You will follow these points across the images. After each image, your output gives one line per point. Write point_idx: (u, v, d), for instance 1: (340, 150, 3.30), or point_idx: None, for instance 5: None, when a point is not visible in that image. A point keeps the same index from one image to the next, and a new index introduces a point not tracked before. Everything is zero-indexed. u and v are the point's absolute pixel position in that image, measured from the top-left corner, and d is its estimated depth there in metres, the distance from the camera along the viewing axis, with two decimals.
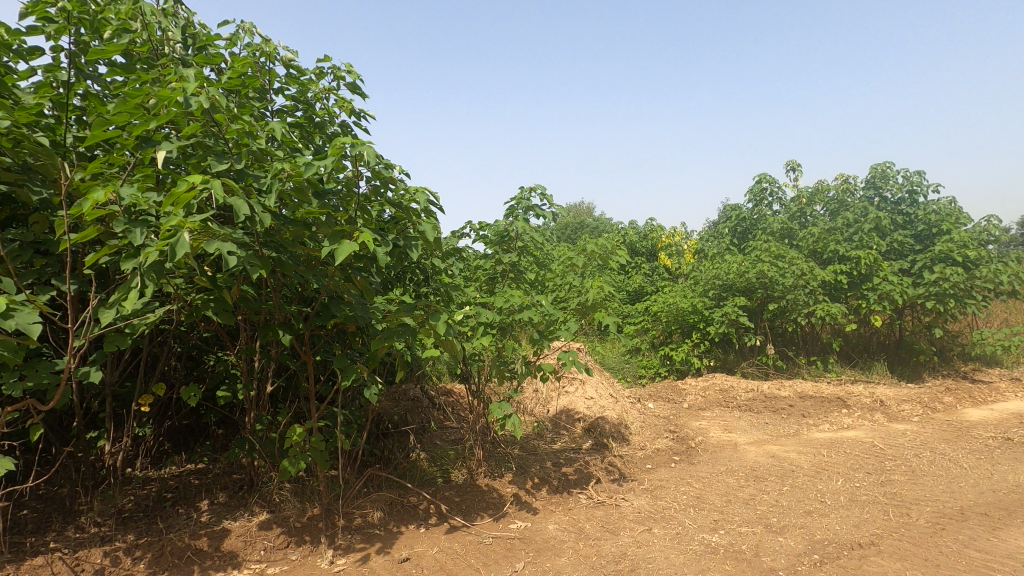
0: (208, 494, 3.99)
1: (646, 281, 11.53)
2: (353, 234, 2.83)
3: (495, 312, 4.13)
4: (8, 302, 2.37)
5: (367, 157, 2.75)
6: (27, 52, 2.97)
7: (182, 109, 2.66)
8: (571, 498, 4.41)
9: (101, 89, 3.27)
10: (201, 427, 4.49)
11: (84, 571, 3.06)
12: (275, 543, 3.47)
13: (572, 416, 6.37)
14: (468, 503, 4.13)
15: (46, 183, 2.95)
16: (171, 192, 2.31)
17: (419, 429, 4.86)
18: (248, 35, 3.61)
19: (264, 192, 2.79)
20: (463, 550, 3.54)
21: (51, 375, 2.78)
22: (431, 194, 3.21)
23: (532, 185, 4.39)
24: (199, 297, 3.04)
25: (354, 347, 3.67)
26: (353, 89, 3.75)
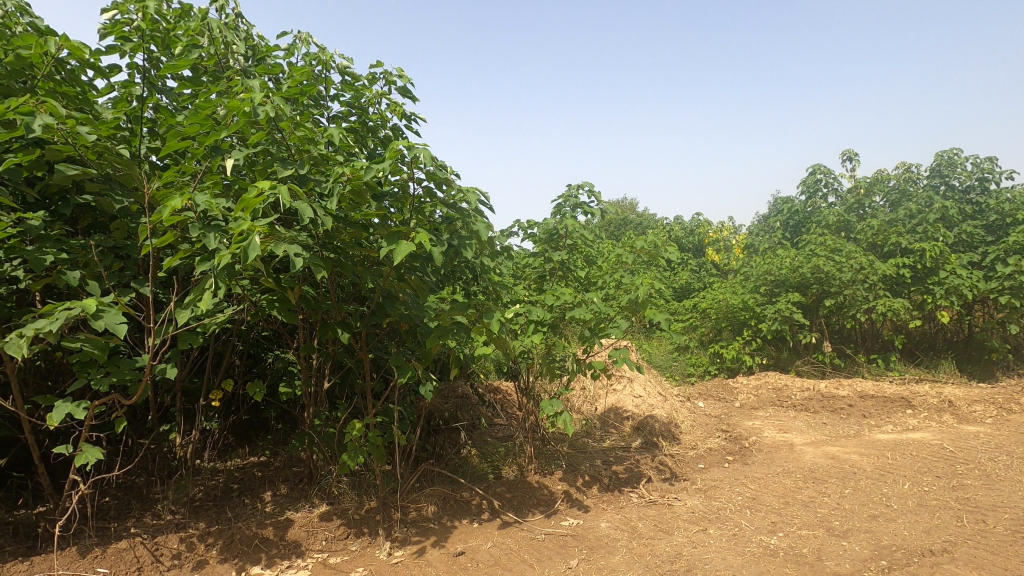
0: (271, 485, 4.18)
1: (693, 278, 11.29)
2: (409, 235, 2.90)
3: (545, 310, 4.15)
4: (97, 304, 2.56)
5: (422, 159, 2.81)
6: (106, 71, 3.18)
7: (249, 118, 2.79)
8: (622, 497, 4.39)
9: (171, 102, 3.46)
10: (262, 421, 4.70)
11: (163, 555, 3.26)
12: (335, 534, 3.60)
13: (620, 414, 6.32)
14: (520, 499, 4.18)
15: (125, 192, 3.16)
16: (241, 198, 2.42)
17: (469, 426, 4.94)
18: (305, 45, 3.72)
19: (324, 195, 2.89)
20: (516, 545, 3.58)
21: (132, 371, 2.97)
22: (482, 194, 3.24)
23: (580, 182, 4.39)
24: (264, 297, 3.18)
25: (408, 345, 3.76)
26: (404, 93, 3.82)
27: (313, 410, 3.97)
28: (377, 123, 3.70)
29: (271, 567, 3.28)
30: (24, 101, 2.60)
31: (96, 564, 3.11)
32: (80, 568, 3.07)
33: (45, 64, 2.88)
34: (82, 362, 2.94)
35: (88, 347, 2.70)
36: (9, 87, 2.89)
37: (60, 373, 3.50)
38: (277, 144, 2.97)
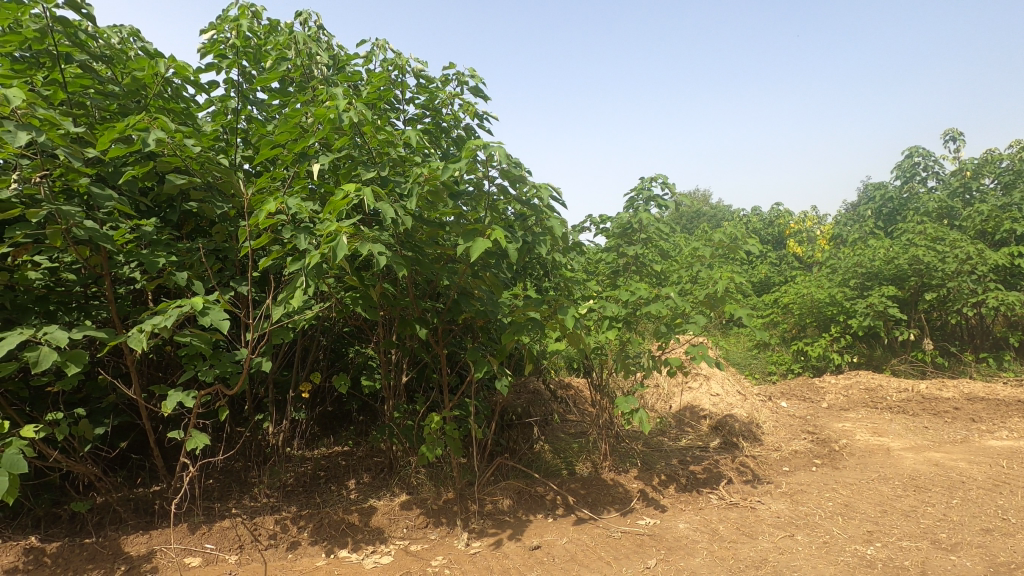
0: (354, 474, 4.38)
1: (774, 271, 10.72)
2: (484, 232, 2.94)
3: (620, 305, 4.08)
4: (203, 302, 2.77)
5: (497, 158, 2.84)
6: (206, 87, 3.44)
7: (333, 125, 2.93)
8: (701, 498, 4.26)
9: (262, 113, 3.70)
10: (344, 413, 4.94)
11: (260, 535, 3.51)
12: (415, 522, 3.74)
13: (697, 413, 6.13)
14: (595, 496, 4.16)
15: (224, 199, 3.41)
16: (329, 200, 2.54)
17: (542, 421, 4.97)
18: (382, 51, 3.85)
19: (404, 196, 2.99)
20: (592, 542, 3.57)
21: (232, 364, 3.20)
22: (554, 189, 3.24)
23: (653, 174, 4.27)
24: (348, 294, 3.33)
25: (483, 341, 3.82)
26: (476, 93, 3.87)
27: (393, 403, 4.13)
28: (450, 124, 3.78)
29: (357, 551, 3.45)
30: (140, 118, 2.87)
31: (203, 540, 3.40)
32: (191, 543, 3.37)
33: (156, 84, 3.18)
34: (189, 355, 3.21)
35: (195, 342, 2.94)
36: (126, 107, 3.20)
37: (169, 365, 3.82)
38: (359, 148, 3.12)
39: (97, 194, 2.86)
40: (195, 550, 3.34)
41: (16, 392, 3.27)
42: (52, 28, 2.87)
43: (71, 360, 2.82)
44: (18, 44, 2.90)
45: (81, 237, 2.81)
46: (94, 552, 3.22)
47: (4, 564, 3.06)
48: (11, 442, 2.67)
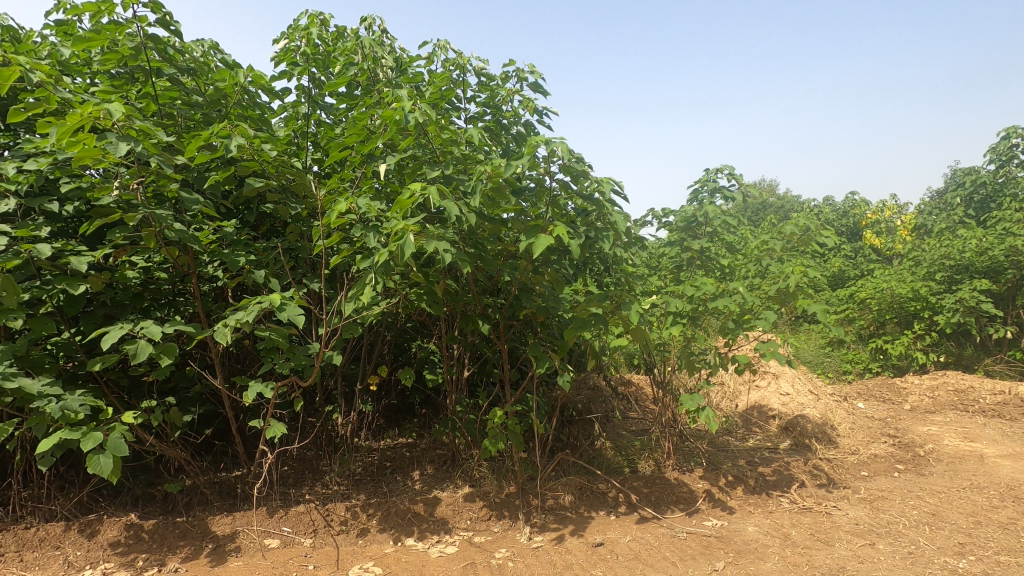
0: (419, 465, 4.49)
1: (849, 264, 10.12)
2: (546, 228, 2.96)
3: (684, 301, 3.98)
4: (281, 298, 2.93)
5: (560, 153, 2.84)
6: (279, 94, 3.62)
7: (399, 126, 3.01)
8: (771, 501, 4.10)
9: (330, 116, 3.85)
10: (408, 405, 5.07)
11: (333, 520, 3.67)
12: (479, 515, 3.80)
13: (765, 413, 5.90)
14: (658, 495, 4.09)
15: (297, 201, 3.58)
16: (396, 200, 2.63)
17: (603, 418, 4.93)
18: (443, 52, 3.91)
19: (467, 193, 3.04)
20: (656, 541, 3.52)
21: (305, 357, 3.36)
22: (615, 182, 3.21)
23: (718, 165, 4.13)
24: (413, 291, 3.42)
25: (543, 337, 3.83)
26: (536, 89, 3.87)
27: (455, 397, 4.22)
28: (511, 120, 3.79)
29: (423, 540, 3.56)
30: (223, 126, 3.05)
31: (281, 523, 3.60)
32: (270, 526, 3.58)
33: (235, 93, 3.37)
34: (267, 349, 3.40)
35: (274, 336, 3.12)
36: (209, 115, 3.41)
37: (248, 357, 4.06)
38: (423, 148, 3.19)
39: (186, 198, 3.07)
40: (274, 532, 3.54)
41: (116, 381, 3.56)
42: (145, 45, 3.11)
43: (165, 353, 3.07)
44: (116, 61, 3.15)
45: (171, 238, 3.03)
46: (185, 530, 3.47)
47: (109, 538, 3.35)
48: (114, 427, 2.92)
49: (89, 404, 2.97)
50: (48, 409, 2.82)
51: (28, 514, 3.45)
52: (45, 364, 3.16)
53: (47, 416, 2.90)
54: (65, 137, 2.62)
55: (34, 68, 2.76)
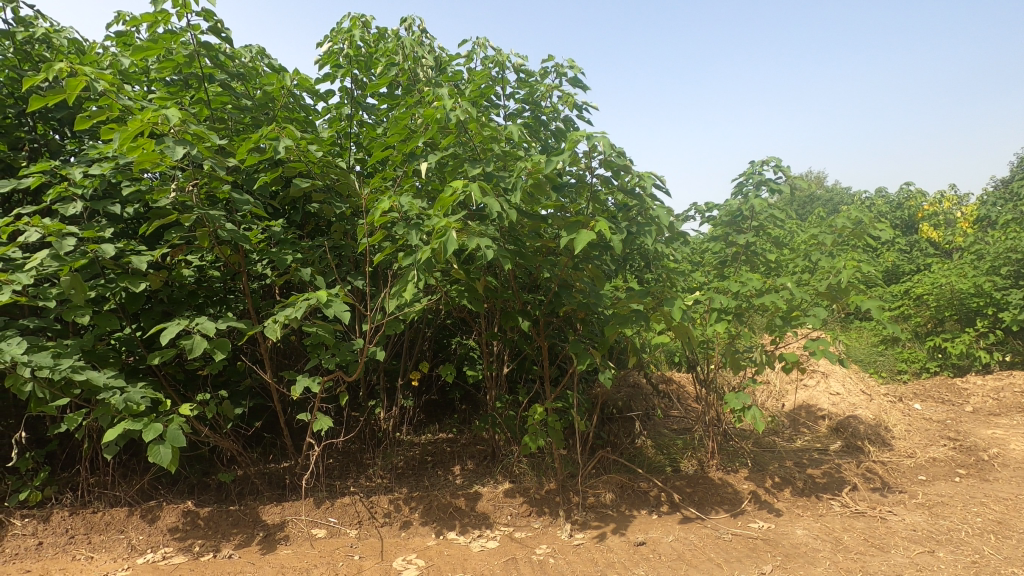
0: (459, 460, 4.53)
1: (903, 258, 9.66)
2: (588, 224, 2.93)
3: (729, 297, 3.88)
4: (327, 295, 3.01)
5: (601, 148, 2.81)
6: (323, 96, 3.71)
7: (440, 124, 3.04)
8: (821, 504, 3.96)
9: (372, 117, 3.92)
10: (447, 401, 5.13)
11: (376, 512, 3.75)
12: (519, 511, 3.81)
13: (814, 413, 5.70)
14: (701, 495, 4.02)
15: (341, 200, 3.66)
16: (439, 197, 2.66)
17: (643, 416, 4.87)
18: (482, 49, 3.92)
19: (508, 189, 3.05)
20: (700, 542, 3.45)
21: (350, 353, 3.44)
22: (657, 177, 3.16)
23: (764, 157, 4.00)
24: (454, 288, 3.45)
25: (584, 334, 3.81)
26: (575, 84, 3.83)
27: (495, 393, 4.24)
28: (550, 116, 3.77)
29: (464, 534, 3.60)
30: (272, 129, 3.15)
31: (328, 514, 3.71)
32: (317, 516, 3.68)
33: (282, 96, 3.47)
34: (314, 344, 3.49)
35: (320, 332, 3.21)
36: (258, 118, 3.52)
37: (294, 352, 4.19)
38: (464, 145, 3.21)
39: (237, 199, 3.18)
40: (321, 522, 3.65)
41: (173, 374, 3.74)
42: (198, 53, 3.24)
43: (219, 348, 3.20)
44: (172, 69, 3.30)
45: (224, 238, 3.16)
46: (237, 518, 3.61)
47: (167, 523, 3.52)
48: (172, 418, 3.07)
49: (149, 396, 3.13)
50: (113, 400, 2.98)
51: (94, 499, 3.65)
52: (108, 358, 3.34)
53: (112, 407, 3.07)
54: (127, 143, 2.77)
55: (98, 78, 2.92)
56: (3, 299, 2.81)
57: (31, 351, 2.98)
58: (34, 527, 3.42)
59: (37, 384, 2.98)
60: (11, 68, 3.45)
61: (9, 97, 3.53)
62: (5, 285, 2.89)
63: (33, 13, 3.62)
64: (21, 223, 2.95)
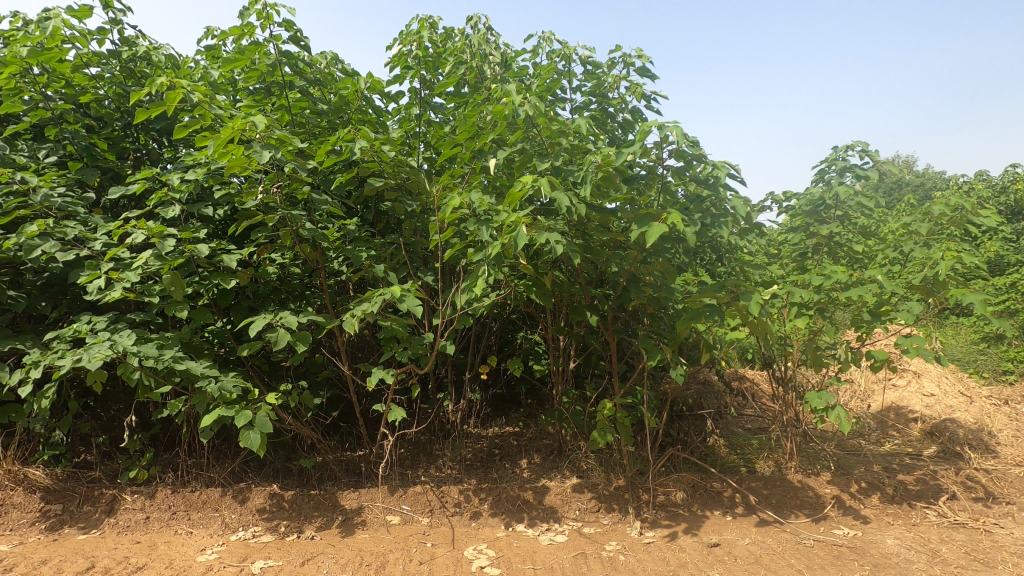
0: (526, 453, 4.54)
1: (1008, 248, 8.80)
2: (659, 216, 2.86)
3: (811, 291, 3.68)
4: (401, 291, 3.12)
5: (674, 137, 2.74)
6: (394, 97, 3.82)
7: (509, 120, 3.06)
8: (914, 512, 3.70)
9: (440, 116, 4.00)
10: (513, 395, 5.17)
11: (447, 502, 3.85)
12: (588, 506, 3.79)
13: (904, 415, 5.32)
14: (779, 498, 3.85)
15: (412, 198, 3.77)
16: (509, 193, 2.68)
17: (715, 414, 4.71)
18: (548, 43, 3.90)
19: (576, 183, 3.03)
20: (779, 547, 3.31)
21: (421, 347, 3.54)
22: (731, 166, 3.04)
23: (849, 141, 3.75)
24: (521, 283, 3.48)
25: (653, 329, 3.73)
26: (643, 73, 3.74)
27: (562, 388, 4.24)
28: (617, 108, 3.71)
29: (533, 527, 3.63)
30: (348, 131, 3.28)
31: (401, 501, 3.84)
32: (392, 503, 3.82)
33: (357, 99, 3.61)
34: (387, 338, 3.63)
35: (394, 326, 3.33)
36: (334, 122, 3.68)
37: (367, 346, 4.35)
38: (532, 140, 3.22)
39: (316, 200, 3.36)
40: (395, 509, 3.79)
41: (259, 365, 3.99)
42: (280, 61, 3.42)
43: (300, 341, 3.39)
44: (257, 78, 3.51)
45: (305, 236, 3.33)
46: (318, 502, 3.81)
47: (256, 504, 3.76)
48: (261, 406, 3.28)
49: (239, 385, 3.36)
50: (208, 388, 3.22)
51: (192, 479, 3.94)
52: (203, 349, 3.60)
53: (207, 394, 3.31)
54: (220, 149, 2.99)
55: (194, 90, 3.15)
56: (116, 295, 3.11)
57: (139, 343, 3.28)
58: (142, 502, 3.75)
59: (144, 372, 3.26)
60: (118, 84, 3.77)
61: (116, 110, 3.87)
62: (117, 283, 3.19)
63: (135, 33, 3.95)
64: (129, 226, 3.23)
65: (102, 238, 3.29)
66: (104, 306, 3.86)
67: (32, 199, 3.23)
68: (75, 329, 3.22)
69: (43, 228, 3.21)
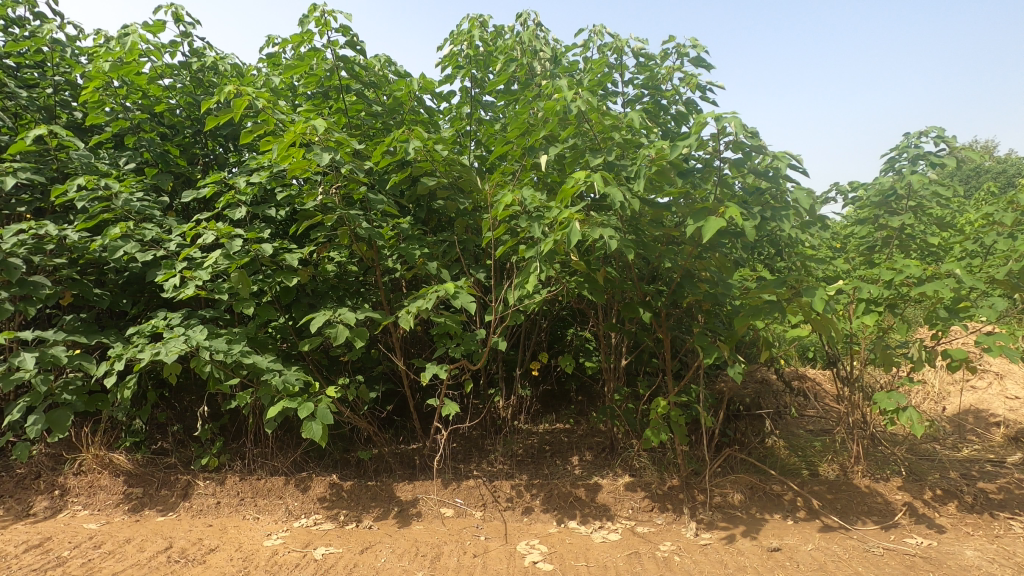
0: (577, 450, 4.51)
1: None
2: (716, 210, 2.79)
3: (881, 287, 3.49)
4: (454, 287, 3.16)
5: (733, 129, 2.65)
6: (445, 97, 3.88)
7: (560, 116, 3.05)
8: (996, 523, 3.47)
9: (491, 114, 4.02)
10: (563, 392, 5.16)
11: (500, 496, 3.88)
12: (641, 505, 3.74)
13: (985, 419, 4.98)
14: (845, 503, 3.69)
15: (464, 197, 3.82)
16: (561, 189, 2.67)
17: (775, 415, 4.54)
18: (599, 36, 3.86)
19: (630, 178, 2.99)
20: (846, 554, 3.17)
21: (474, 343, 3.59)
22: (793, 157, 2.92)
23: (922, 127, 3.53)
24: (573, 279, 3.47)
25: (709, 326, 3.63)
26: (698, 63, 3.64)
27: (614, 385, 4.20)
28: (670, 100, 3.63)
29: (586, 525, 3.62)
30: (402, 132, 3.35)
31: (455, 495, 3.90)
32: (445, 496, 3.90)
33: (410, 101, 3.69)
34: (440, 334, 3.69)
35: (448, 323, 3.38)
36: (388, 123, 3.77)
37: (420, 342, 4.44)
38: (584, 136, 3.19)
39: (373, 200, 3.46)
40: (449, 502, 3.86)
41: (319, 360, 4.14)
42: (337, 66, 3.54)
43: (358, 337, 3.49)
44: (315, 83, 3.63)
45: (362, 235, 3.44)
46: (375, 492, 3.93)
47: (317, 493, 3.92)
48: (322, 399, 3.41)
49: (302, 379, 3.50)
50: (273, 381, 3.38)
51: (257, 467, 4.13)
52: (268, 344, 3.77)
53: (272, 387, 3.47)
54: (283, 153, 3.12)
55: (258, 96, 3.30)
56: (189, 292, 3.31)
57: (210, 338, 3.47)
58: (213, 488, 3.98)
59: (215, 366, 3.45)
60: (188, 94, 4.00)
61: (186, 119, 4.10)
62: (190, 281, 3.38)
63: (204, 44, 4.17)
64: (201, 227, 3.42)
65: (176, 239, 3.50)
66: (178, 303, 4.10)
67: (114, 204, 3.48)
68: (153, 324, 3.44)
69: (125, 230, 3.45)
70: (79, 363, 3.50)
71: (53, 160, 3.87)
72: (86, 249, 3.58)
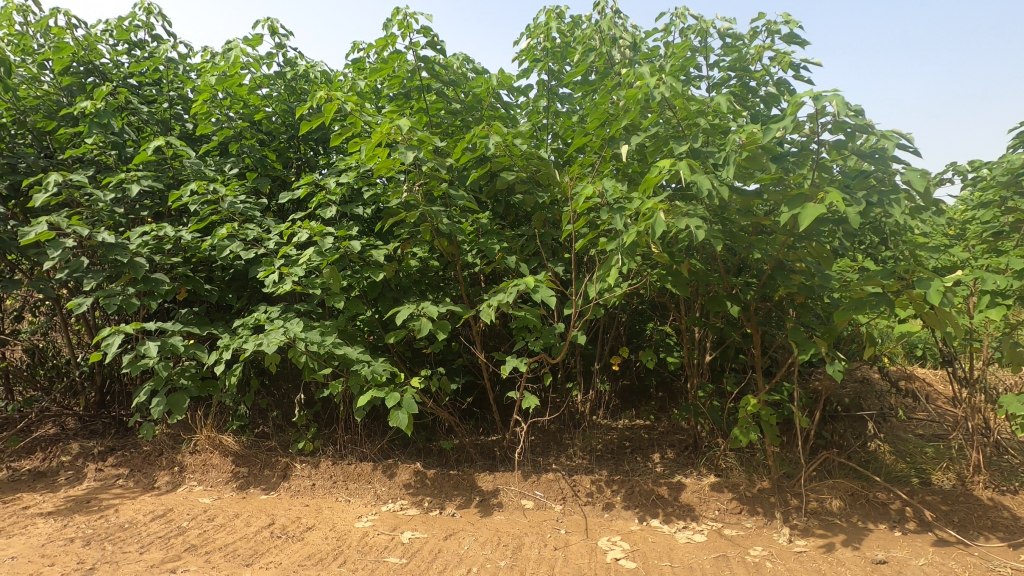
0: (659, 448, 4.39)
1: None
2: (814, 196, 2.60)
3: (1009, 277, 3.12)
4: (534, 281, 3.16)
5: (834, 108, 2.45)
6: (523, 91, 3.88)
7: (641, 103, 2.97)
8: None
9: (568, 106, 3.99)
10: (640, 386, 4.96)
11: (580, 491, 3.86)
12: (728, 506, 3.58)
13: None
14: (963, 516, 3.35)
15: (542, 190, 3.81)
16: (645, 178, 2.58)
17: (878, 417, 4.19)
18: (681, 19, 3.72)
19: (717, 164, 2.85)
20: (965, 572, 2.89)
21: (553, 336, 3.58)
22: (903, 136, 2.66)
23: None
24: (655, 272, 3.37)
25: (804, 321, 3.41)
26: (790, 40, 3.41)
27: (698, 382, 4.04)
28: (760, 81, 3.43)
29: (669, 524, 3.52)
30: (482, 128, 3.41)
31: (534, 487, 3.93)
32: (525, 488, 3.93)
33: (488, 97, 3.73)
34: (520, 328, 3.72)
35: (528, 316, 3.40)
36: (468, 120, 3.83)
37: (498, 335, 4.49)
38: (667, 123, 3.08)
39: (454, 196, 3.54)
40: (529, 494, 3.89)
41: (403, 352, 4.30)
42: (418, 67, 3.64)
43: (440, 329, 3.59)
44: (398, 85, 3.75)
45: (444, 231, 3.52)
46: (457, 481, 4.03)
47: (402, 480, 4.08)
48: (407, 389, 3.54)
49: (388, 370, 3.66)
50: (363, 371, 3.55)
51: (348, 453, 4.36)
52: (357, 336, 3.97)
53: (360, 377, 3.65)
54: (370, 153, 3.25)
55: (347, 100, 3.46)
56: (287, 287, 3.54)
57: (305, 330, 3.69)
58: (309, 470, 4.25)
59: (310, 356, 3.67)
60: (283, 102, 4.28)
61: (282, 125, 4.38)
62: (287, 277, 3.62)
63: (296, 54, 4.42)
64: (297, 226, 3.64)
65: (275, 238, 3.75)
66: (276, 297, 4.40)
67: (221, 206, 3.78)
68: (255, 317, 3.72)
69: (231, 231, 3.74)
70: (193, 352, 3.83)
71: (170, 168, 4.26)
72: (198, 248, 3.92)
